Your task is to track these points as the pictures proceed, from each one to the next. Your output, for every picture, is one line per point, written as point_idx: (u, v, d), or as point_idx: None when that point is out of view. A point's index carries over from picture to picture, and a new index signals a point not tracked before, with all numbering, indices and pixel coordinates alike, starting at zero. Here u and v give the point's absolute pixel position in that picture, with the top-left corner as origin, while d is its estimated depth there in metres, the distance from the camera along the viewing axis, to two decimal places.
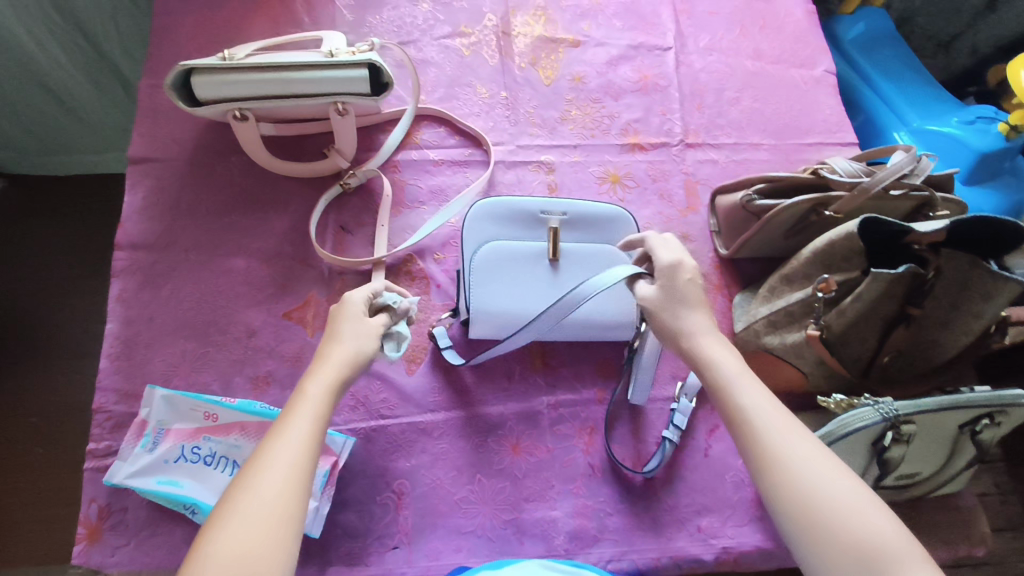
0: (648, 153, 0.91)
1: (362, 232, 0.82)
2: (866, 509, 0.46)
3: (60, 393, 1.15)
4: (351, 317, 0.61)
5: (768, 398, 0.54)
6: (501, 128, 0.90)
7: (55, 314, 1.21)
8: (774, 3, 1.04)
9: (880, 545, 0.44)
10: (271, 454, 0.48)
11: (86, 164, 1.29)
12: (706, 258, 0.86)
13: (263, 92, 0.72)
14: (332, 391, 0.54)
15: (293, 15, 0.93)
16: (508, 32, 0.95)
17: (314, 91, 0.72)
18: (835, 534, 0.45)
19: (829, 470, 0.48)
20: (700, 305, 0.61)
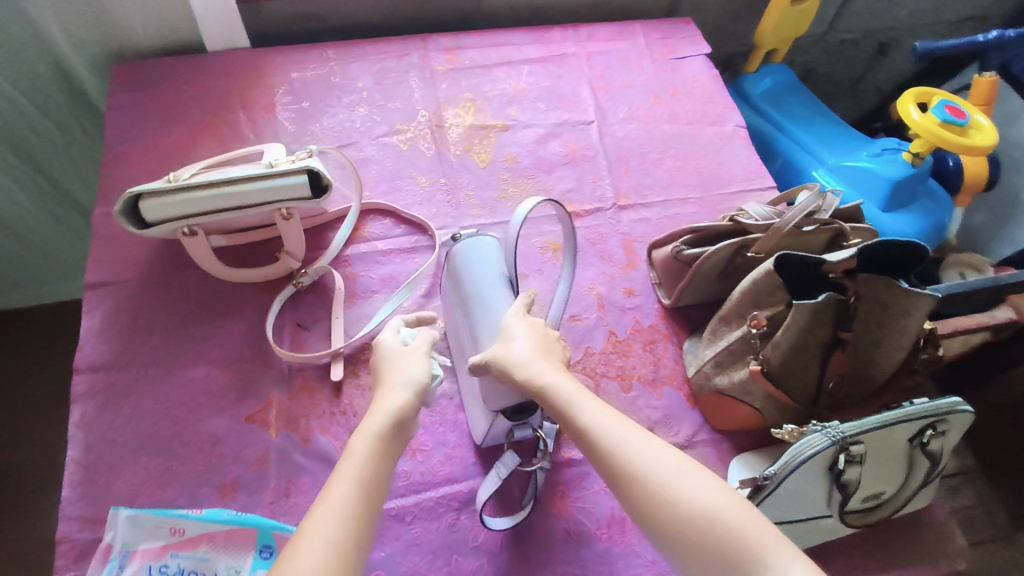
0: (585, 219, 0.97)
1: (318, 327, 0.84)
2: (749, 515, 0.51)
3: (24, 527, 1.15)
4: (393, 357, 0.69)
5: (631, 434, 0.57)
6: (444, 213, 0.95)
7: (21, 446, 1.22)
8: (681, 72, 1.14)
9: (751, 547, 0.49)
10: (318, 515, 0.52)
11: (49, 294, 1.35)
12: (652, 309, 0.90)
13: (211, 207, 0.76)
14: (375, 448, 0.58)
15: (237, 132, 0.99)
16: (441, 125, 1.03)
17: (258, 200, 0.77)
18: (704, 540, 0.50)
19: (715, 492, 0.53)
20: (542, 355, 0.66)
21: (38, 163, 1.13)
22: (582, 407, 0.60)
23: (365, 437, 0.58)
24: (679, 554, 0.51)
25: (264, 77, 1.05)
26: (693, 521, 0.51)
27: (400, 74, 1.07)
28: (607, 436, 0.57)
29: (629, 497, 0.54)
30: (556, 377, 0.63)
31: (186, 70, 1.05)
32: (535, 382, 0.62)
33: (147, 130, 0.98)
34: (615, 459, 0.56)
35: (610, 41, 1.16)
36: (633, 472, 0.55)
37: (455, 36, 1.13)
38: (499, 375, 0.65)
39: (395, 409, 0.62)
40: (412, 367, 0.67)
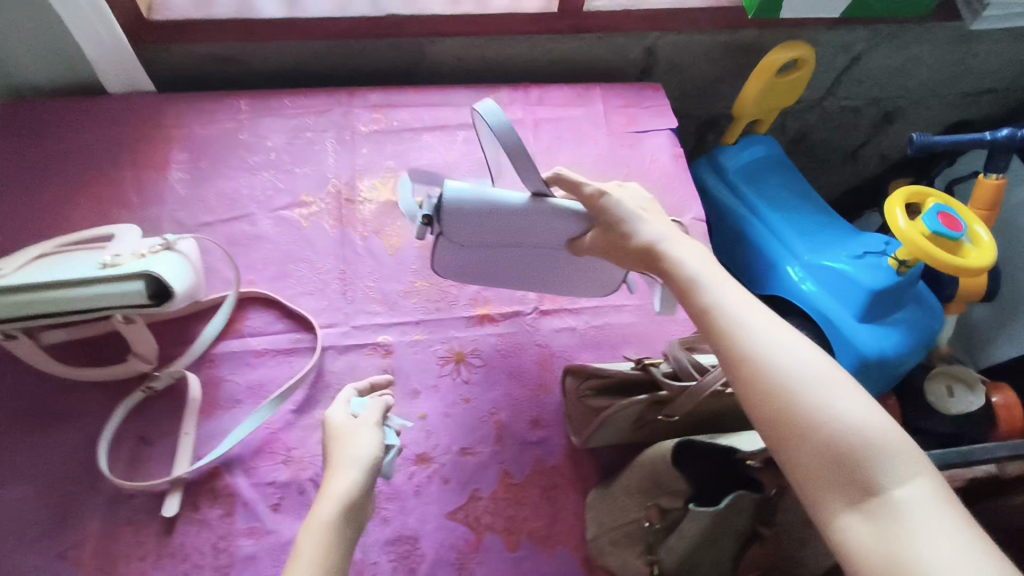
0: (499, 324, 0.84)
1: (163, 442, 0.73)
2: (881, 423, 0.44)
3: None
4: (341, 432, 0.60)
5: (752, 306, 0.52)
6: (335, 307, 0.83)
7: None
8: (639, 149, 1.01)
9: (874, 451, 0.43)
10: None
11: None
12: (558, 446, 0.77)
13: (26, 313, 0.65)
14: (335, 527, 0.51)
15: (119, 193, 0.88)
16: (352, 199, 0.91)
17: (85, 308, 0.66)
18: (822, 439, 0.44)
19: (846, 395, 0.46)
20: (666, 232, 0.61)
21: None
22: (711, 286, 0.54)
23: (321, 521, 0.52)
24: (784, 447, 0.46)
25: (163, 129, 0.94)
26: (814, 416, 0.45)
27: (316, 133, 0.96)
28: (736, 306, 0.52)
29: (736, 376, 0.49)
30: (676, 246, 0.59)
31: (77, 115, 0.94)
32: (660, 251, 0.59)
33: (20, 185, 0.88)
34: (740, 336, 0.50)
35: (564, 106, 1.03)
36: (747, 351, 0.48)
37: (388, 92, 1.01)
38: (611, 253, 0.66)
39: (342, 493, 0.54)
40: (363, 440, 0.59)
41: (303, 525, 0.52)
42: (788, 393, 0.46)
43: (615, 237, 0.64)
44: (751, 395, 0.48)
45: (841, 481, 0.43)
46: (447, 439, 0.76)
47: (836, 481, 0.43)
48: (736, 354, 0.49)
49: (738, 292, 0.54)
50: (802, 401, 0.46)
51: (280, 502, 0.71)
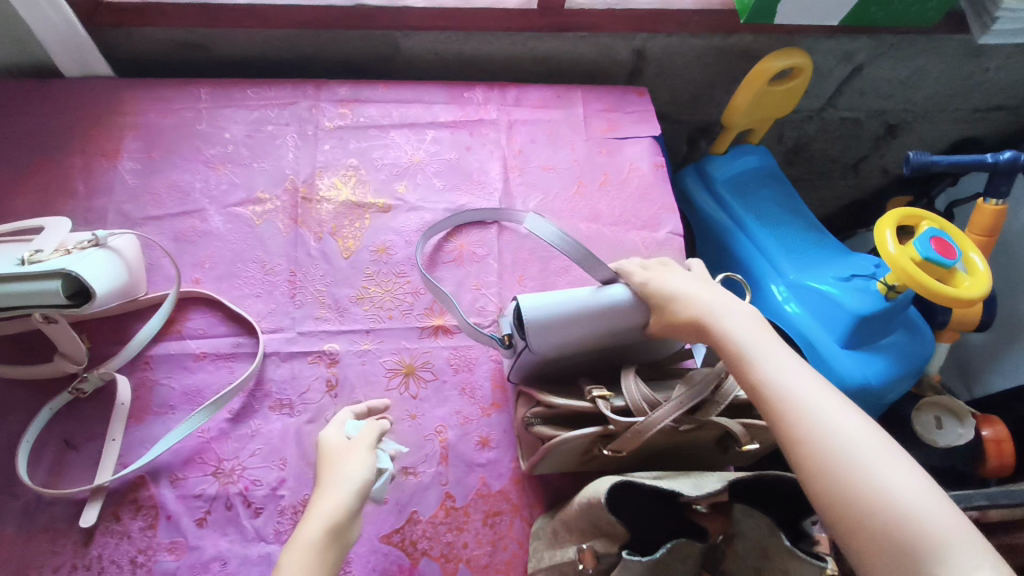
0: (453, 337, 0.80)
1: (88, 447, 0.69)
2: (944, 510, 0.44)
3: None
4: (332, 455, 0.59)
5: (807, 377, 0.53)
6: (282, 312, 0.79)
7: None
8: (618, 157, 0.96)
9: (934, 534, 0.43)
10: None
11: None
12: (506, 470, 0.73)
13: None
14: (319, 554, 0.50)
15: (66, 182, 0.84)
16: (309, 197, 0.87)
17: (5, 304, 0.63)
18: (877, 520, 0.44)
19: (899, 471, 0.46)
20: (712, 302, 0.62)
21: None
22: (758, 359, 0.55)
23: (304, 544, 0.50)
24: (845, 533, 0.45)
25: (118, 116, 0.90)
26: (864, 496, 0.45)
27: (278, 127, 0.91)
28: (789, 381, 0.52)
29: (789, 453, 0.50)
30: (727, 317, 0.60)
31: (30, 98, 0.90)
32: (706, 323, 0.60)
33: None
34: (782, 412, 0.51)
35: (541, 108, 0.98)
36: (794, 434, 0.49)
37: (357, 86, 0.96)
38: (667, 334, 0.64)
39: (329, 515, 0.52)
40: (354, 462, 0.57)
41: (288, 544, 0.51)
42: (837, 473, 0.47)
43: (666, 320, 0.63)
44: (803, 476, 0.48)
45: (897, 566, 0.43)
46: None
47: (891, 562, 0.43)
48: (785, 432, 0.50)
49: (792, 362, 0.54)
50: (853, 478, 0.46)
51: (206, 516, 0.67)
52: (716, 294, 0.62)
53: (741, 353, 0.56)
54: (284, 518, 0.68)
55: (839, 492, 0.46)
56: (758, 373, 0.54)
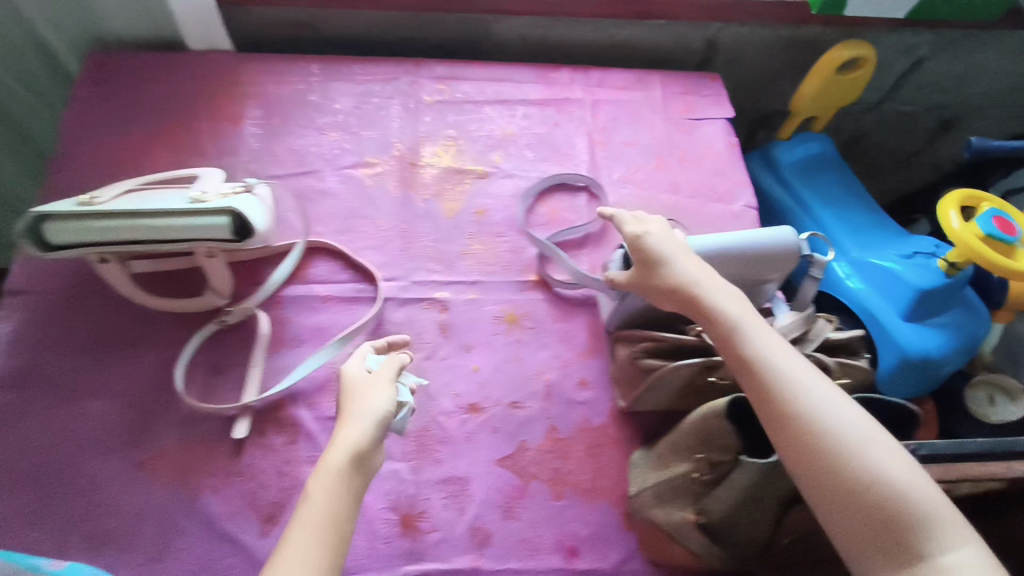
0: (550, 291, 0.87)
1: (233, 372, 0.77)
2: (928, 488, 0.51)
3: None
4: (352, 388, 0.62)
5: (796, 357, 0.59)
6: (395, 264, 0.86)
7: None
8: (695, 136, 1.03)
9: (912, 504, 0.50)
10: (283, 555, 0.50)
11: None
12: (604, 408, 0.80)
13: (123, 238, 0.69)
14: (347, 481, 0.55)
15: (195, 142, 0.92)
16: (415, 163, 0.94)
17: (177, 237, 0.69)
18: (865, 489, 0.51)
19: (884, 448, 0.53)
20: (705, 276, 0.67)
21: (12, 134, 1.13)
22: (748, 335, 0.61)
23: (332, 469, 0.55)
24: (829, 501, 0.52)
25: (237, 86, 0.97)
26: (846, 467, 0.52)
27: (382, 100, 0.99)
28: (781, 358, 0.59)
29: (776, 422, 0.56)
30: (716, 291, 0.65)
31: (159, 67, 0.98)
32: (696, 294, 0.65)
33: (105, 124, 0.92)
34: (773, 386, 0.57)
35: (622, 90, 1.06)
36: (786, 407, 0.56)
37: (452, 64, 1.04)
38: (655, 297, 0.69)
39: (353, 443, 0.57)
40: (377, 394, 0.61)
41: (316, 470, 0.55)
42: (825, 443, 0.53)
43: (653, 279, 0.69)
44: (787, 445, 0.55)
45: (876, 531, 0.50)
46: (498, 393, 0.80)
47: (872, 530, 0.50)
48: (776, 404, 0.56)
49: (778, 341, 0.61)
50: (837, 450, 0.53)
51: None
52: (711, 271, 0.67)
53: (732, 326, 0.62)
54: (408, 440, 0.76)
55: (828, 464, 0.53)
56: (748, 348, 0.60)
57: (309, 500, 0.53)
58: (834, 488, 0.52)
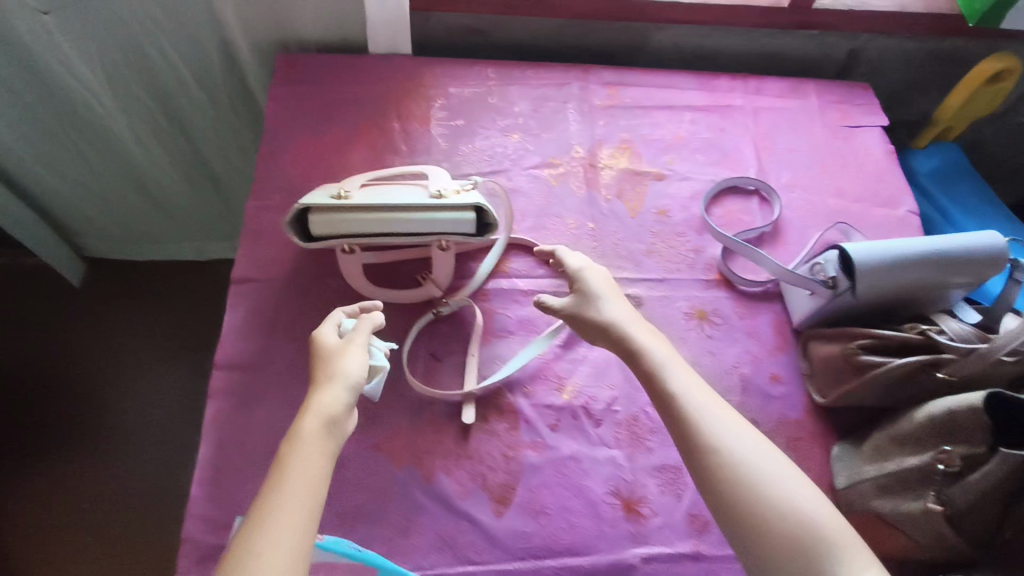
0: (735, 289, 0.91)
1: (452, 360, 0.82)
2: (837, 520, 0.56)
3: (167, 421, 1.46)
4: (332, 355, 0.67)
5: (702, 391, 0.66)
6: (588, 260, 0.91)
7: (162, 367, 1.51)
8: (853, 143, 1.06)
9: (824, 534, 0.55)
10: (279, 500, 0.54)
11: (192, 252, 1.61)
12: (800, 402, 0.83)
13: (376, 230, 0.75)
14: (322, 441, 0.59)
15: (390, 142, 0.98)
16: (594, 165, 0.99)
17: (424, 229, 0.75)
18: (768, 512, 0.57)
19: (789, 480, 0.59)
20: (628, 317, 0.74)
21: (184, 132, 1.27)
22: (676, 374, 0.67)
23: (306, 432, 0.60)
24: (750, 520, 0.57)
25: (422, 88, 1.03)
26: (788, 497, 0.57)
27: (558, 103, 1.04)
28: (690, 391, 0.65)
29: (701, 449, 0.61)
30: (641, 332, 0.72)
31: (347, 69, 1.04)
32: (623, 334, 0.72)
33: (306, 123, 0.98)
34: (705, 417, 0.63)
35: (781, 97, 1.09)
36: (713, 439, 0.61)
37: (618, 71, 1.08)
38: (584, 329, 0.75)
39: (327, 407, 0.61)
40: (353, 360, 0.66)
41: (291, 430, 0.60)
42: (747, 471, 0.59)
43: (582, 314, 0.75)
44: (714, 472, 0.60)
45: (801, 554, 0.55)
46: None
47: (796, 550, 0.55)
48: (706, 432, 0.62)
49: (694, 377, 0.67)
50: (776, 483, 0.58)
51: (558, 422, 0.79)
52: (638, 316, 0.73)
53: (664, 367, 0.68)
54: (620, 429, 0.80)
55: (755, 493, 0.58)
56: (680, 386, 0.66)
57: (285, 458, 0.58)
58: (733, 491, 0.58)
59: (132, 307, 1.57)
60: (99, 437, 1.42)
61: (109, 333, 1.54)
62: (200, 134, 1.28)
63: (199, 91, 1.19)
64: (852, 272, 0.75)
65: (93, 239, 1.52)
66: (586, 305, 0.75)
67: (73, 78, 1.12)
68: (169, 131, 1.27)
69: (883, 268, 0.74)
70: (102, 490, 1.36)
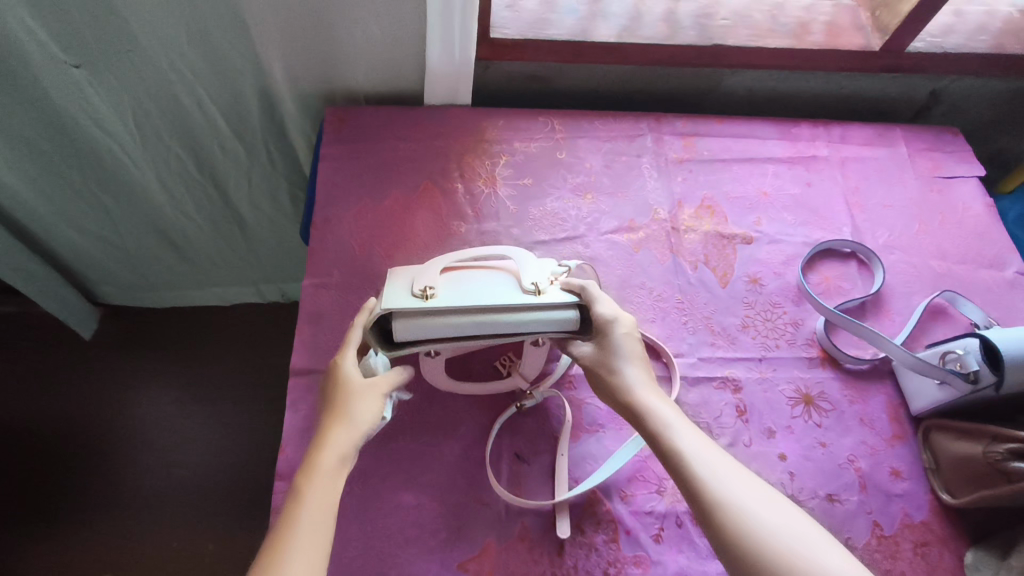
0: (839, 368, 0.82)
1: (539, 462, 0.74)
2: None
3: (200, 474, 1.37)
4: (351, 390, 0.65)
5: (710, 448, 0.62)
6: (678, 337, 0.83)
7: (187, 418, 1.43)
8: (950, 196, 0.98)
9: None
10: (287, 550, 0.54)
11: (215, 298, 1.54)
12: (924, 501, 0.74)
13: (473, 334, 0.69)
14: (330, 489, 0.59)
15: (454, 206, 0.90)
16: (677, 227, 0.91)
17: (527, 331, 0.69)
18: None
19: (807, 542, 0.54)
20: (642, 371, 0.69)
21: (214, 180, 1.20)
22: (680, 432, 0.63)
23: (320, 470, 0.60)
24: None
25: (485, 144, 0.96)
26: (802, 561, 0.53)
27: (631, 158, 0.96)
28: (697, 448, 0.62)
29: (710, 514, 0.57)
30: (648, 388, 0.68)
31: (405, 124, 0.96)
32: (633, 391, 0.67)
33: (363, 186, 0.91)
34: (710, 478, 0.59)
35: (868, 146, 1.01)
36: (721, 502, 0.57)
37: (693, 120, 1.01)
38: (596, 381, 0.70)
39: (341, 447, 0.62)
40: (370, 403, 0.65)
41: (304, 469, 0.60)
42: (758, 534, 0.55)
43: (598, 363, 0.70)
44: (725, 536, 0.56)
45: None
46: (811, 484, 0.75)
47: None
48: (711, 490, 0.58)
49: (698, 434, 0.63)
50: (785, 545, 0.54)
51: (661, 532, 0.70)
52: (651, 376, 0.69)
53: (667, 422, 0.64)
54: None
55: (768, 557, 0.53)
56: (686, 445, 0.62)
57: (299, 503, 0.57)
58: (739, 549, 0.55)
59: (152, 357, 1.50)
60: (126, 502, 1.33)
61: (136, 387, 1.46)
62: (230, 182, 1.20)
63: (234, 139, 1.11)
64: (999, 366, 0.67)
65: (105, 286, 1.44)
66: (595, 355, 0.71)
67: (103, 130, 1.04)
68: (201, 180, 1.19)
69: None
70: (130, 559, 1.27)
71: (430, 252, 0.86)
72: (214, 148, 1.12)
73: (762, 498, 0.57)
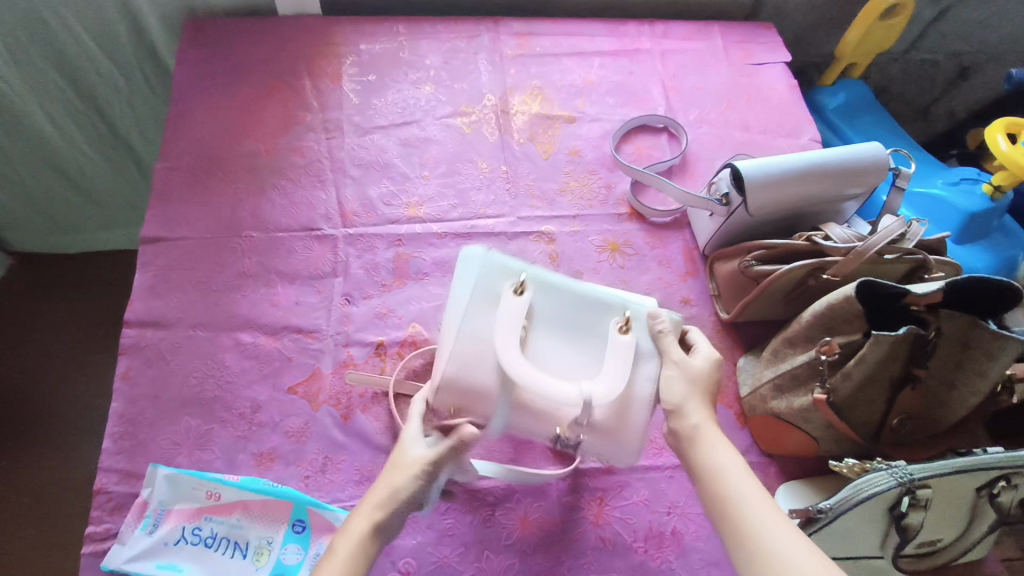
0: (644, 221, 0.94)
1: (367, 304, 0.83)
2: None
3: (86, 397, 1.30)
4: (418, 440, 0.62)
5: (768, 498, 0.55)
6: (502, 201, 0.93)
7: (71, 347, 1.35)
8: (758, 79, 1.10)
9: None
10: None
11: (94, 241, 1.42)
12: (708, 322, 0.87)
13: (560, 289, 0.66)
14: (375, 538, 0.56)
15: (302, 99, 0.98)
16: (506, 111, 1.01)
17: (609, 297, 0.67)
18: None
19: None
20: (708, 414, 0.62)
21: (97, 107, 1.17)
22: (734, 480, 0.56)
23: (371, 512, 0.57)
24: None
25: (333, 46, 1.03)
26: None
27: (469, 55, 1.05)
28: (748, 493, 0.55)
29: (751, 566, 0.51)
30: (715, 436, 0.60)
31: (256, 30, 1.03)
32: (694, 434, 0.60)
33: (214, 85, 0.97)
34: (757, 528, 0.52)
35: (687, 40, 1.12)
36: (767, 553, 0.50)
37: (529, 22, 1.10)
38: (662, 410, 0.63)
39: (395, 492, 0.58)
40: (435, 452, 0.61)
41: (362, 503, 0.58)
42: None
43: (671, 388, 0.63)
44: None
45: None
46: None
47: None
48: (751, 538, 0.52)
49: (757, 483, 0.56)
50: None
51: None
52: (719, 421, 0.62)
53: (719, 468, 0.57)
54: None
55: None
56: (736, 488, 0.55)
57: (341, 539, 0.55)
58: None
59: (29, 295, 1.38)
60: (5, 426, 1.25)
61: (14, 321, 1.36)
62: (115, 112, 1.19)
63: (111, 67, 1.12)
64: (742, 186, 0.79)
65: None
66: (683, 369, 0.64)
67: None
68: (84, 111, 1.17)
69: (769, 179, 0.78)
70: None
71: (277, 139, 0.94)
72: (97, 78, 1.13)
73: (815, 555, 0.50)
